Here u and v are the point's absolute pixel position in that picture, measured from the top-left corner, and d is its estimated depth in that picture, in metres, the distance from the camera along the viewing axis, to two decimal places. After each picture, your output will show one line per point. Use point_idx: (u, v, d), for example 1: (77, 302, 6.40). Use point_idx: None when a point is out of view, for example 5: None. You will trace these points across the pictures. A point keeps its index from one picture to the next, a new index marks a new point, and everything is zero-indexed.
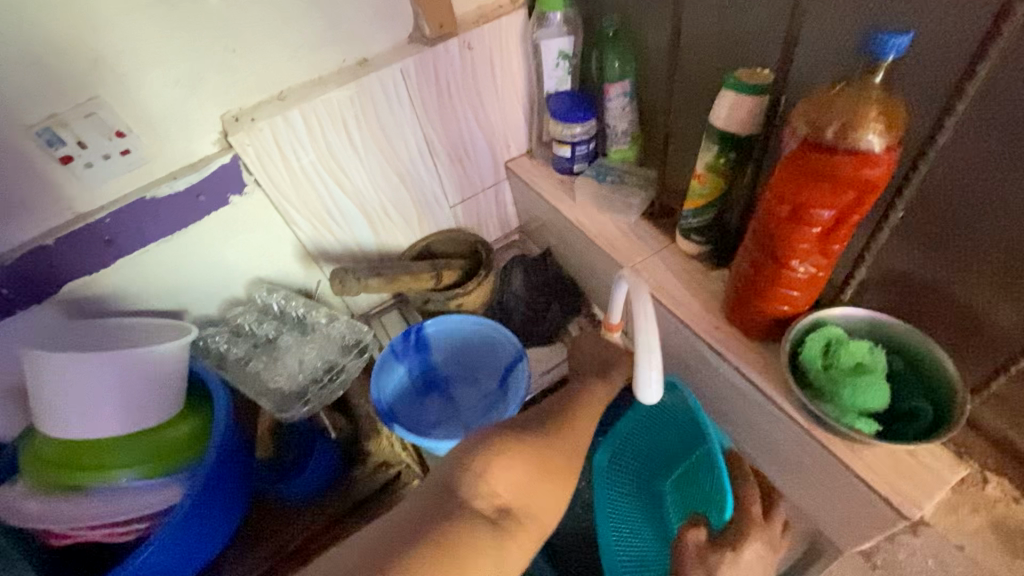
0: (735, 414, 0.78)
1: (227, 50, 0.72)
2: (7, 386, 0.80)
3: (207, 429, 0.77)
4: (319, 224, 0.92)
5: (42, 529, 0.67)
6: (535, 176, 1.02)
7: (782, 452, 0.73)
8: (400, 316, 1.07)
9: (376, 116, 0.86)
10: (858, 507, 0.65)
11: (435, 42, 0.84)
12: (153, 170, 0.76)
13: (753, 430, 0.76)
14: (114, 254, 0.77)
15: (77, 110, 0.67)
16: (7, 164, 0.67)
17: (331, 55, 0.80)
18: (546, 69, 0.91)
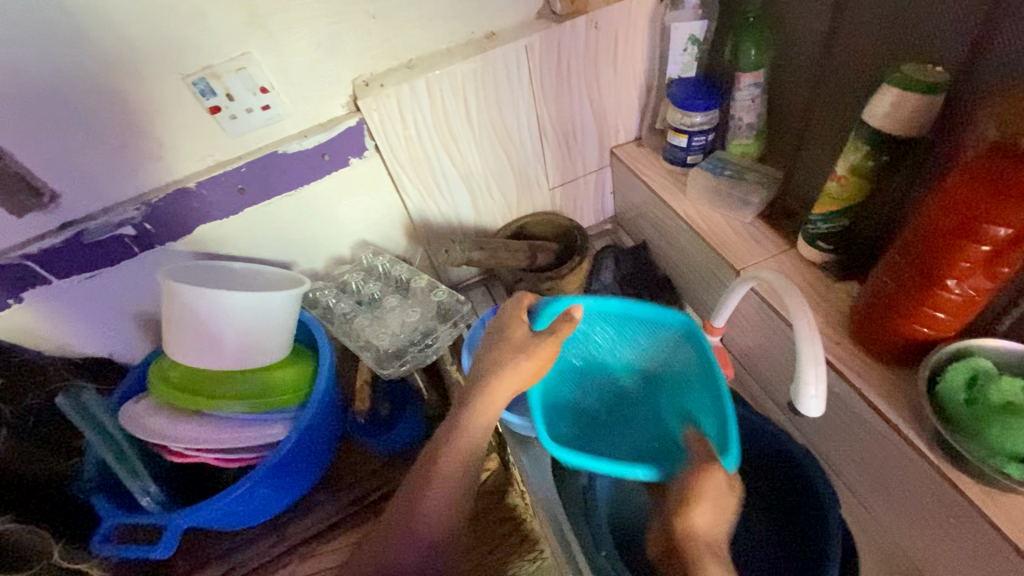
0: (839, 435, 0.73)
1: (367, 16, 0.74)
2: (140, 313, 0.88)
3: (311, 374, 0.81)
4: (426, 193, 0.94)
5: (161, 444, 0.71)
6: (643, 164, 0.99)
7: (889, 482, 0.68)
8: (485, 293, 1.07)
9: (496, 91, 0.86)
10: (974, 554, 0.60)
11: (563, 20, 0.83)
12: (287, 126, 0.80)
13: (858, 454, 0.71)
14: (244, 203, 0.83)
15: (229, 63, 0.71)
16: (163, 110, 0.72)
17: (461, 27, 0.81)
18: (673, 54, 0.88)
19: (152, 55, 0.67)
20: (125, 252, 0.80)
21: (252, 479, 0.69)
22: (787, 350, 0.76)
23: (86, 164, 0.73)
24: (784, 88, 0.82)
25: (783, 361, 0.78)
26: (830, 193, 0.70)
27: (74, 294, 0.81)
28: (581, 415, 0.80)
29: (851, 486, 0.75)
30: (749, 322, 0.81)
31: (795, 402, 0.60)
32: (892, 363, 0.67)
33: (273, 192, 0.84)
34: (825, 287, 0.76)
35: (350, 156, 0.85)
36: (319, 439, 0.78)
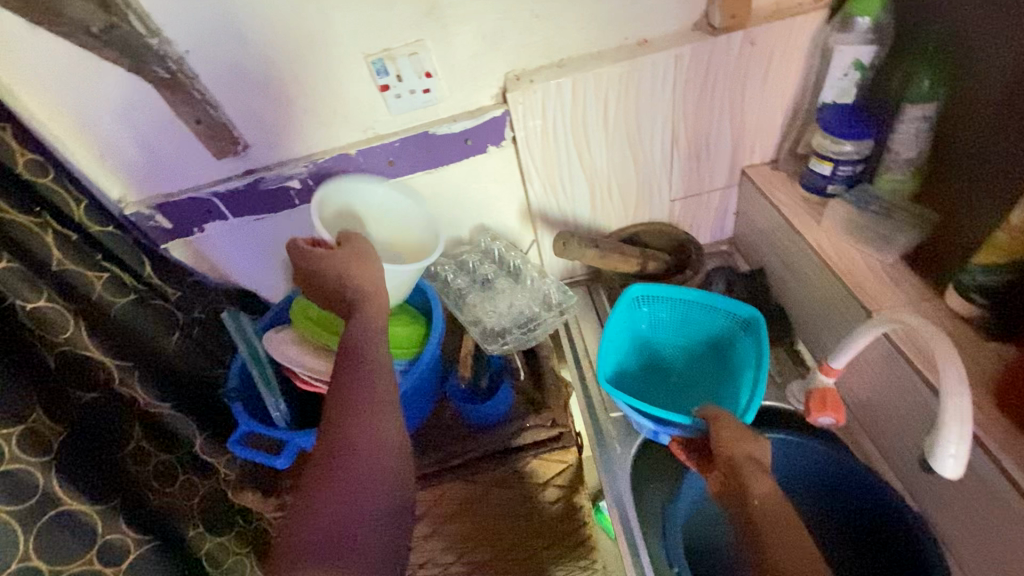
0: (959, 504, 0.67)
1: (531, 15, 0.79)
2: (285, 258, 1.01)
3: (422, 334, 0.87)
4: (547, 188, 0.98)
5: (293, 370, 0.82)
6: (776, 189, 0.95)
7: (1011, 567, 0.61)
8: (586, 293, 1.08)
9: (637, 97, 0.88)
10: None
11: (719, 33, 0.82)
12: (439, 110, 0.88)
13: (976, 530, 0.65)
14: (390, 173, 0.92)
15: (405, 47, 0.80)
16: (342, 82, 0.82)
17: (616, 33, 0.83)
18: (831, 78, 0.84)
19: (344, 35, 0.77)
20: (288, 202, 0.92)
21: None
22: (914, 404, 0.70)
23: (274, 123, 0.85)
24: (957, 125, 0.76)
25: (907, 416, 0.72)
26: (997, 243, 0.64)
27: (242, 232, 0.95)
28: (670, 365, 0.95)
29: (963, 564, 0.68)
30: (870, 367, 0.76)
31: (928, 460, 0.58)
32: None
33: (417, 167, 0.92)
34: (969, 344, 0.69)
35: (489, 142, 0.91)
36: (417, 400, 0.85)
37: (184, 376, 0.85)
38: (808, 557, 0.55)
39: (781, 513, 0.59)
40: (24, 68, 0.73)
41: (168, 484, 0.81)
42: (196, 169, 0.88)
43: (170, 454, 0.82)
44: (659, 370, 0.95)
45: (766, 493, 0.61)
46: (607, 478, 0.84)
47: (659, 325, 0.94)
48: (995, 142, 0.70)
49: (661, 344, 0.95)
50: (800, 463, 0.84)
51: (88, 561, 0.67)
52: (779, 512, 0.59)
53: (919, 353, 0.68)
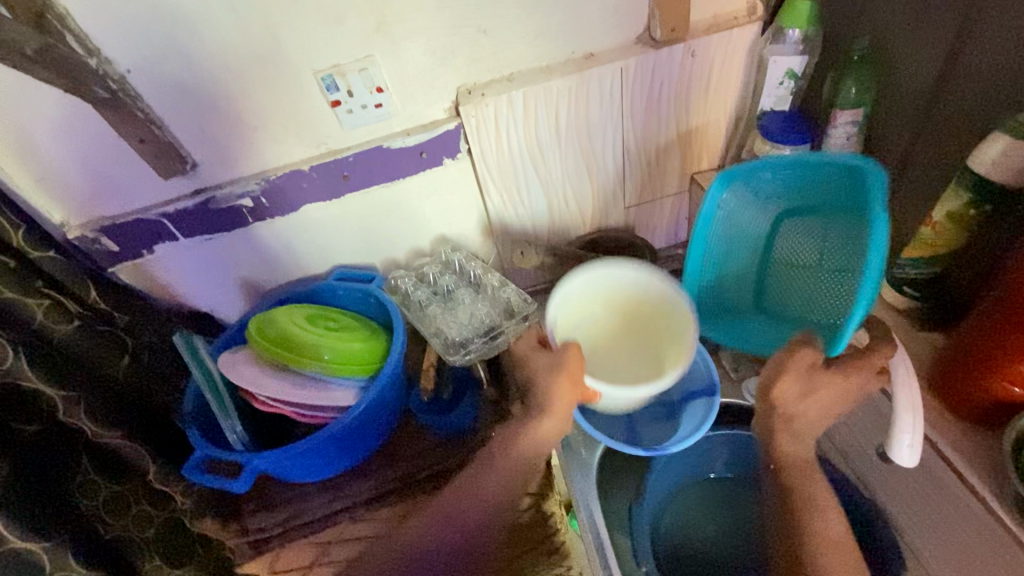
0: (907, 487, 0.70)
1: (478, 31, 0.81)
2: (241, 277, 0.99)
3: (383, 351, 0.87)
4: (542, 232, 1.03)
5: (250, 392, 0.80)
6: None
7: (957, 543, 0.65)
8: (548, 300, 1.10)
9: (587, 108, 0.90)
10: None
11: (662, 45, 0.86)
12: (393, 125, 0.88)
13: (924, 510, 0.68)
14: (346, 188, 0.92)
15: (355, 63, 0.80)
16: (293, 98, 0.82)
17: (563, 47, 0.86)
18: (768, 87, 0.89)
19: (290, 52, 0.77)
20: (241, 220, 0.91)
21: (315, 438, 0.76)
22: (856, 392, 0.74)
23: (223, 141, 0.83)
24: (883, 129, 0.81)
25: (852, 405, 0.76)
26: (923, 238, 0.68)
27: (194, 252, 0.93)
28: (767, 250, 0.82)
29: None
30: None
31: (885, 448, 0.61)
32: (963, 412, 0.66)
33: (372, 181, 0.92)
34: (904, 334, 0.74)
35: (445, 155, 0.92)
36: (380, 417, 0.84)
37: (134, 403, 0.82)
38: (838, 540, 0.59)
39: (818, 488, 0.62)
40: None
41: (120, 519, 0.78)
42: (142, 190, 0.85)
43: (123, 485, 0.79)
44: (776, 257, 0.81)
45: (795, 457, 0.64)
46: (581, 489, 0.84)
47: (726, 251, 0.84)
48: (916, 143, 0.75)
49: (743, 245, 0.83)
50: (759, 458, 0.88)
51: None
52: (809, 479, 0.63)
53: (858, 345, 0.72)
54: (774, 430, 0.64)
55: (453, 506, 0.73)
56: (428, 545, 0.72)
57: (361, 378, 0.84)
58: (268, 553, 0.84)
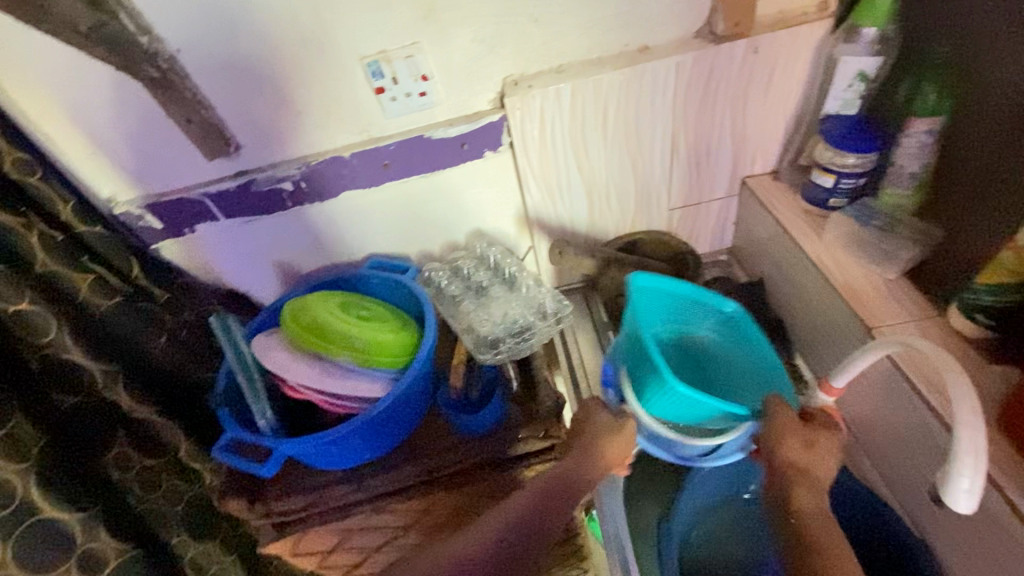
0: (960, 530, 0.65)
1: (529, 20, 0.78)
2: (278, 260, 0.99)
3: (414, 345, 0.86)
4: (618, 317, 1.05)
5: (281, 377, 0.80)
6: (777, 200, 0.94)
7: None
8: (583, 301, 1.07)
9: (637, 105, 0.86)
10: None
11: (722, 41, 0.81)
12: (436, 114, 0.86)
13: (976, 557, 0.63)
14: (385, 177, 0.90)
15: (402, 50, 0.78)
16: (337, 82, 0.81)
17: (616, 39, 0.82)
18: (835, 89, 0.83)
19: (336, 36, 0.76)
20: (281, 204, 0.91)
21: (342, 428, 0.76)
22: (913, 425, 0.68)
23: (267, 124, 0.83)
24: (962, 140, 0.74)
25: (906, 437, 0.70)
26: (1002, 263, 0.62)
27: (233, 234, 0.93)
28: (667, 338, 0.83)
29: None
30: (870, 387, 0.74)
31: (940, 493, 0.55)
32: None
33: (411, 170, 0.90)
34: (971, 365, 0.68)
35: (486, 147, 0.90)
36: (406, 410, 0.83)
37: (169, 380, 0.83)
38: None
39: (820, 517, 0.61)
40: (14, 65, 0.72)
41: (152, 491, 0.79)
42: (186, 170, 0.86)
43: (157, 460, 0.81)
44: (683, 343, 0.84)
45: (808, 510, 0.63)
46: (608, 513, 0.80)
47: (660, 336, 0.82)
48: (999, 158, 0.69)
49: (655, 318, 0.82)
50: None
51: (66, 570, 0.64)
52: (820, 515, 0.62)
53: (919, 374, 0.66)
54: (788, 485, 0.65)
55: (493, 516, 0.69)
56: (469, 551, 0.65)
57: (390, 371, 0.83)
58: (291, 535, 0.85)
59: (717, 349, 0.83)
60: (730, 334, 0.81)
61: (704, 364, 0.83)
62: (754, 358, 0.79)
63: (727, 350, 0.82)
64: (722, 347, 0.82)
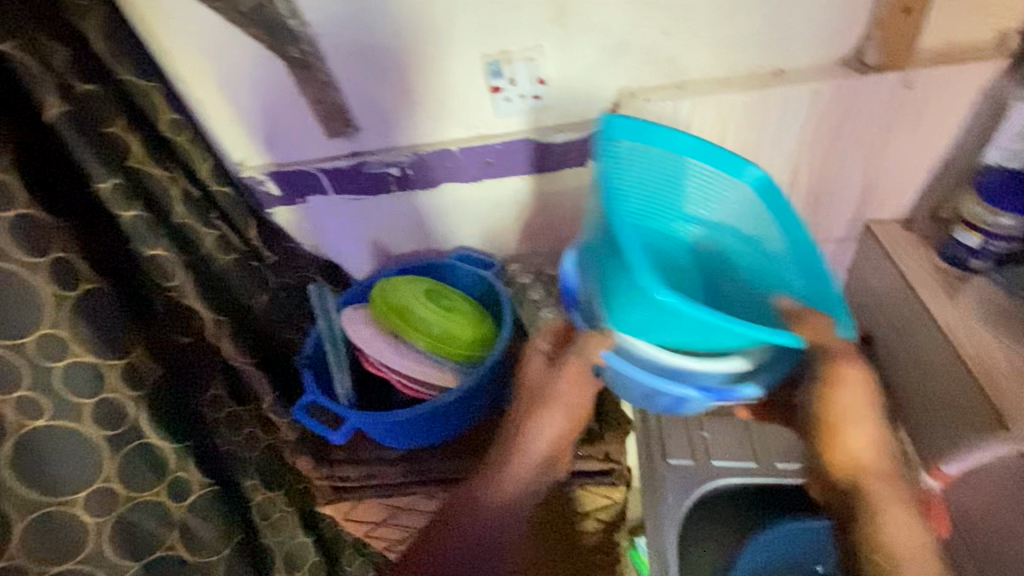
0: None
1: (660, 32, 0.76)
2: (374, 239, 1.04)
3: (488, 341, 0.86)
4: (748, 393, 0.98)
5: (362, 352, 0.84)
6: (904, 251, 0.84)
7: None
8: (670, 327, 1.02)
9: (761, 131, 0.80)
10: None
11: (870, 71, 0.74)
12: (545, 118, 0.86)
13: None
14: (487, 173, 0.92)
15: (524, 52, 0.79)
16: (457, 77, 0.83)
17: (749, 59, 0.77)
18: (1001, 137, 0.72)
19: (464, 33, 0.78)
20: (386, 187, 0.95)
21: (409, 412, 0.79)
22: None
23: (385, 110, 0.87)
24: None
25: None
26: None
27: (339, 209, 0.99)
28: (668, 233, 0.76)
29: None
30: None
31: None
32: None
33: (513, 170, 0.91)
34: None
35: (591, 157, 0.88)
36: (473, 404, 0.84)
37: (263, 336, 0.90)
38: None
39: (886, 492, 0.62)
40: (180, 36, 0.80)
41: (235, 434, 0.84)
42: (307, 146, 0.92)
43: (242, 407, 0.87)
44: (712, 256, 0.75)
45: None
46: (651, 516, 0.80)
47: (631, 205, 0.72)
48: None
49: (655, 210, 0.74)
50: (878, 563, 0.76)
51: (156, 492, 0.69)
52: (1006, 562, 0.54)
53: None
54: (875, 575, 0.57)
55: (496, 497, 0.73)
56: (479, 532, 0.71)
57: (463, 363, 0.84)
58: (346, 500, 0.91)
59: (717, 238, 0.74)
60: (751, 205, 0.71)
61: (720, 264, 0.75)
62: (772, 230, 0.70)
63: (739, 240, 0.73)
64: (721, 242, 0.74)
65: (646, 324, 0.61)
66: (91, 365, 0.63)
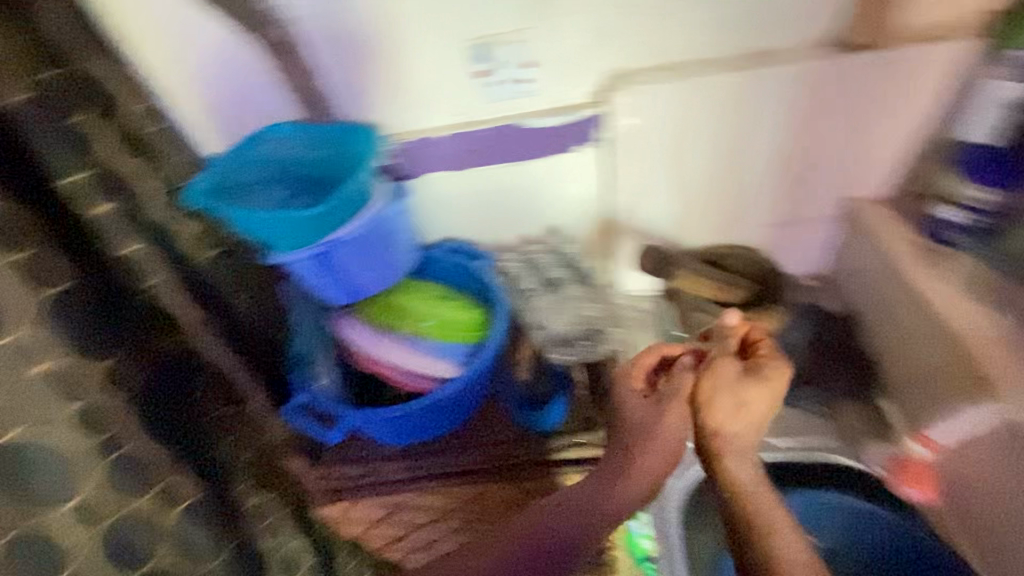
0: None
1: (650, 14, 0.76)
2: None
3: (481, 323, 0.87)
4: None
5: (356, 348, 0.85)
6: (882, 227, 0.88)
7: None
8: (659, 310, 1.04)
9: (748, 112, 0.84)
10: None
11: (851, 52, 0.78)
12: (535, 103, 0.85)
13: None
14: (476, 162, 0.91)
15: (512, 34, 0.78)
16: (444, 62, 0.81)
17: (739, 41, 0.79)
18: (971, 116, 0.75)
19: (451, 17, 0.76)
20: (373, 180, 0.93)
21: (413, 406, 0.80)
22: None
23: (368, 97, 0.84)
24: None
25: None
26: None
27: None
28: (292, 164, 0.86)
29: None
30: None
31: None
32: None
33: (501, 158, 0.90)
34: None
35: (581, 142, 0.88)
36: (472, 395, 0.85)
37: (242, 331, 0.89)
38: None
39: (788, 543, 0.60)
40: (130, 16, 0.74)
41: (222, 440, 0.81)
42: None
43: (229, 408, 0.82)
44: (333, 156, 0.85)
45: None
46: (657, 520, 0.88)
47: (267, 166, 0.85)
48: None
49: (269, 153, 0.84)
50: (840, 507, 0.90)
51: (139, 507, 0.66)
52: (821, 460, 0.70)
53: None
54: None
55: None
56: None
57: (463, 347, 0.84)
58: (344, 501, 0.93)
59: (319, 153, 0.85)
60: (325, 138, 0.84)
61: (323, 160, 0.86)
62: (346, 134, 0.82)
63: (329, 147, 0.84)
64: (325, 149, 0.85)
65: (272, 239, 0.75)
66: (61, 375, 0.59)
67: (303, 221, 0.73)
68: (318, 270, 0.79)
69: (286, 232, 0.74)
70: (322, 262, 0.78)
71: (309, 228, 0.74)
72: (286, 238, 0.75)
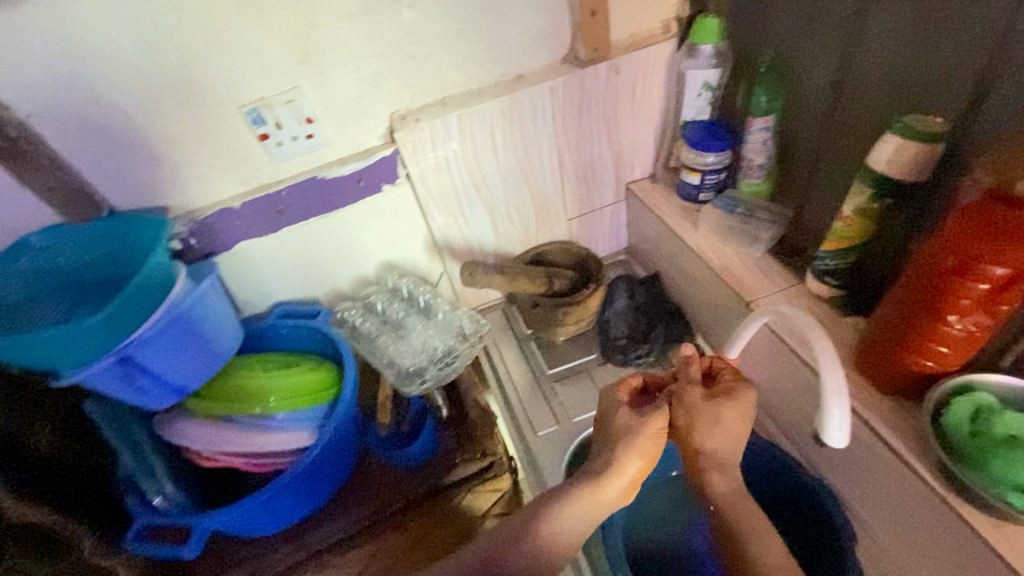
0: (871, 475, 0.69)
1: (407, 57, 0.82)
2: None
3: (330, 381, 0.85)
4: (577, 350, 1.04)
5: (193, 449, 0.79)
6: (657, 199, 1.03)
7: (929, 544, 0.65)
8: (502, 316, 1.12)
9: (521, 126, 0.92)
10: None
11: (587, 64, 0.90)
12: (326, 154, 0.87)
13: (899, 513, 0.68)
14: (282, 222, 0.90)
15: (281, 95, 0.79)
16: (217, 133, 0.80)
17: (492, 69, 0.88)
18: (688, 98, 0.93)
19: (211, 90, 0.75)
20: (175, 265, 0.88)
21: (273, 487, 0.76)
22: (791, 380, 0.78)
23: (143, 182, 0.80)
24: (793, 127, 0.85)
25: (789, 392, 0.80)
26: (837, 231, 0.74)
27: None
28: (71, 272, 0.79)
29: (864, 521, 0.74)
30: (759, 352, 0.83)
31: (819, 433, 0.63)
32: (896, 395, 0.68)
33: (306, 213, 0.90)
34: (829, 320, 0.77)
35: (382, 182, 0.92)
36: (335, 456, 0.84)
37: (54, 471, 0.77)
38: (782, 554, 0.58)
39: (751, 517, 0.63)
40: None
41: None
42: None
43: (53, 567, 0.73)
44: (116, 254, 0.80)
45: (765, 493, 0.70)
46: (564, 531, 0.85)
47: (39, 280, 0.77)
48: (823, 140, 0.80)
49: (38, 266, 0.77)
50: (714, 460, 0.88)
51: None
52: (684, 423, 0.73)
53: (788, 332, 0.77)
54: (697, 466, 0.68)
55: None
56: None
57: (318, 409, 0.83)
58: None
59: (100, 254, 0.80)
60: (102, 237, 0.79)
61: (107, 261, 0.80)
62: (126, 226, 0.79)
63: (109, 245, 0.79)
64: (105, 248, 0.80)
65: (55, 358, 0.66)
66: None
67: (92, 329, 0.65)
68: (126, 376, 0.71)
69: (71, 346, 0.66)
70: (128, 368, 0.71)
71: (101, 334, 0.67)
72: (74, 353, 0.66)
